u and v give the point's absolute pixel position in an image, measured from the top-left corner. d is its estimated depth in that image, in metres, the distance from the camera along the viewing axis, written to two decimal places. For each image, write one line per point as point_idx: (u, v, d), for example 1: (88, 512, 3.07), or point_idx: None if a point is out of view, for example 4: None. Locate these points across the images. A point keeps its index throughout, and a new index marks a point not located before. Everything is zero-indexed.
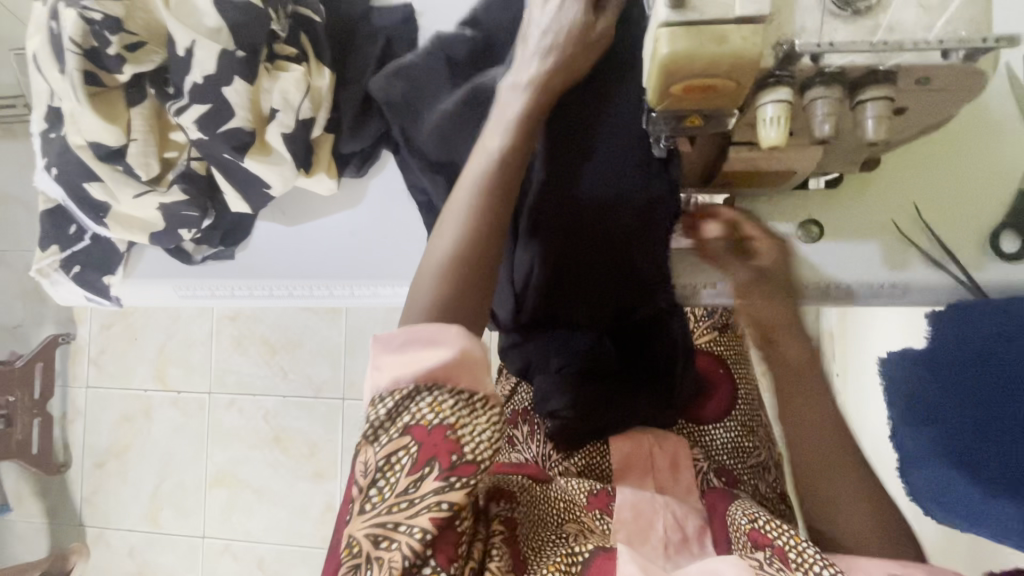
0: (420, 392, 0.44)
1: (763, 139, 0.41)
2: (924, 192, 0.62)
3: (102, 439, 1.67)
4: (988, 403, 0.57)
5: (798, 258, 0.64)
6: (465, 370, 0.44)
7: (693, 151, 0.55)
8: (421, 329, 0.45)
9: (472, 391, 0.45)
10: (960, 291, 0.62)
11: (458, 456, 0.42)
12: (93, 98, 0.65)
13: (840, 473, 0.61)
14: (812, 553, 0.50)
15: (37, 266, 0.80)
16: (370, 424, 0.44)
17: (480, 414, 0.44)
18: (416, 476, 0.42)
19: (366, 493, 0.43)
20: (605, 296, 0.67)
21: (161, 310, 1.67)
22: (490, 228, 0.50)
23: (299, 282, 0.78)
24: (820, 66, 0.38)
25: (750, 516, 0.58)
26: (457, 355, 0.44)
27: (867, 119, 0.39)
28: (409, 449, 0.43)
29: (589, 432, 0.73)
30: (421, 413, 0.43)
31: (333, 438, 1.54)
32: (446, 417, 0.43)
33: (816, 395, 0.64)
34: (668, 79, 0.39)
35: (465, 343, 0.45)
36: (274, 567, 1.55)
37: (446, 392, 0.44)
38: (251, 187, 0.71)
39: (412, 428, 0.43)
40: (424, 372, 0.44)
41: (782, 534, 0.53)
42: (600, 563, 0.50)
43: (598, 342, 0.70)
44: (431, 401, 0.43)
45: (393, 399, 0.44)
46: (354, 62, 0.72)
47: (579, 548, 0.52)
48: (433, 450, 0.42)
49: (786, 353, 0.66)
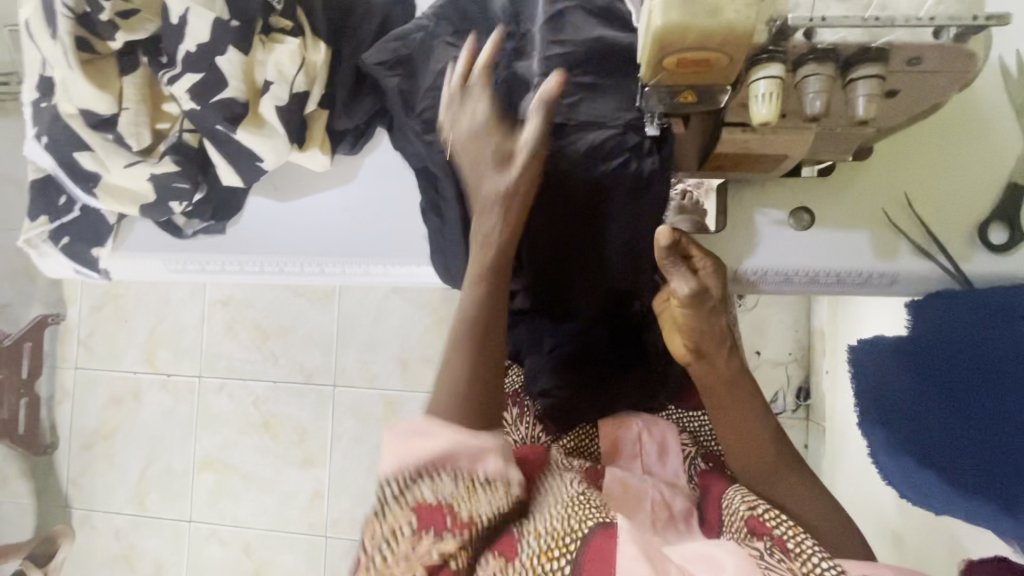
0: (420, 476, 0.51)
1: (755, 115, 0.41)
2: (915, 181, 0.62)
3: (91, 421, 1.66)
4: (955, 391, 0.61)
5: (788, 244, 0.64)
6: (462, 452, 0.51)
7: (687, 133, 0.56)
8: (421, 424, 0.53)
9: (469, 471, 0.52)
10: (947, 280, 0.63)
11: (451, 518, 0.50)
12: (84, 64, 0.65)
13: (787, 471, 0.63)
14: (812, 545, 0.50)
15: (25, 237, 0.79)
16: (378, 501, 0.51)
17: (477, 493, 0.52)
18: (416, 539, 0.49)
19: (372, 557, 0.50)
20: (598, 293, 0.68)
21: (153, 293, 1.66)
22: (490, 313, 0.56)
23: (291, 258, 0.78)
24: (812, 42, 0.39)
25: (749, 503, 0.58)
26: (456, 444, 0.51)
27: (857, 98, 0.40)
28: (410, 522, 0.50)
29: (581, 414, 0.74)
30: (423, 493, 0.50)
31: (323, 425, 1.54)
32: (445, 496, 0.51)
33: (747, 408, 0.63)
34: (661, 53, 0.39)
35: (459, 435, 0.52)
36: (261, 553, 1.55)
37: (446, 475, 0.51)
38: (242, 160, 0.70)
39: (414, 503, 0.50)
40: (425, 460, 0.51)
41: (781, 523, 0.53)
42: (600, 543, 0.48)
43: (588, 327, 0.72)
44: (431, 482, 0.51)
45: (396, 484, 0.50)
46: (349, 37, 0.72)
47: (578, 524, 0.49)
48: (431, 517, 0.50)
49: (716, 365, 0.62)
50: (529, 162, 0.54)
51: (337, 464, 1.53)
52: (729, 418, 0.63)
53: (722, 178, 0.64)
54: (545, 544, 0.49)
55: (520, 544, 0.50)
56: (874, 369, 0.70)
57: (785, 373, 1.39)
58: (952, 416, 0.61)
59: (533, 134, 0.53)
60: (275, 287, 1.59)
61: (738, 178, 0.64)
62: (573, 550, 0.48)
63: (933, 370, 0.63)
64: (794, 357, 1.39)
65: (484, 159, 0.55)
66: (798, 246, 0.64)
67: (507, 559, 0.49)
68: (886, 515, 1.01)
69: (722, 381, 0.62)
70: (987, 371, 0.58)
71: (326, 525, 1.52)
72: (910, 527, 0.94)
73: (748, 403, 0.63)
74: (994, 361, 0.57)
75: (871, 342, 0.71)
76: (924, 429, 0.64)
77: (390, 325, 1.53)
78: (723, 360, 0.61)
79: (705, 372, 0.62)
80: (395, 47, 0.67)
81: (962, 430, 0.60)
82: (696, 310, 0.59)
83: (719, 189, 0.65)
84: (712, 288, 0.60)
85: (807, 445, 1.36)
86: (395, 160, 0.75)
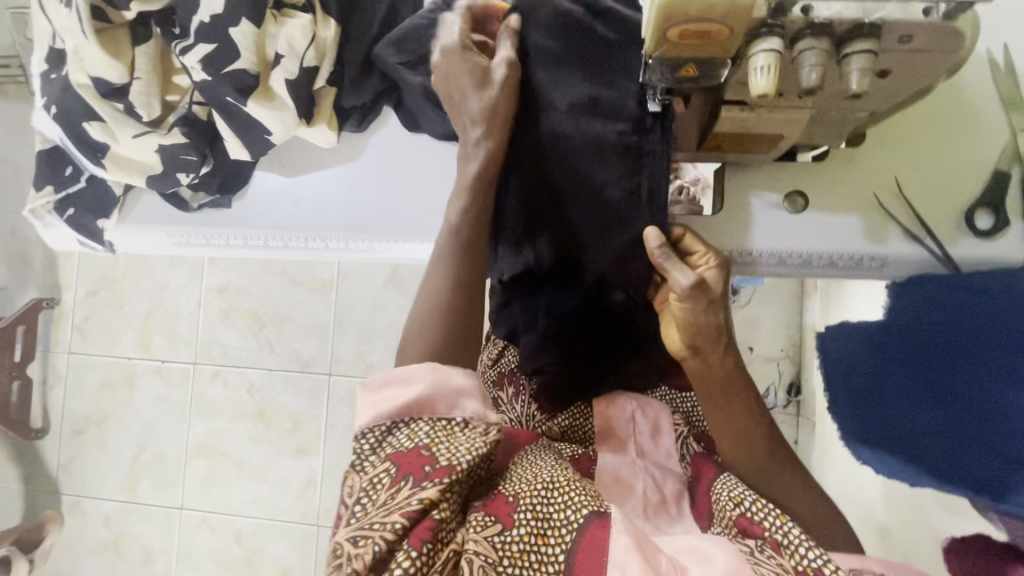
0: (399, 425, 0.54)
1: (754, 87, 0.43)
2: (906, 167, 0.64)
3: (83, 406, 1.66)
4: (912, 366, 0.61)
5: (782, 225, 0.66)
6: (439, 401, 0.55)
7: (688, 113, 0.59)
8: (396, 371, 0.56)
9: (446, 417, 0.54)
10: (935, 264, 0.65)
11: (432, 465, 0.50)
12: (99, 33, 0.66)
13: (778, 467, 0.64)
14: (797, 535, 0.52)
15: (30, 207, 0.80)
16: (357, 455, 0.53)
17: (455, 436, 0.53)
18: (394, 487, 0.50)
19: (353, 508, 0.50)
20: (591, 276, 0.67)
21: (150, 279, 1.66)
22: (474, 242, 0.61)
23: (295, 233, 0.79)
24: (809, 17, 0.41)
25: (735, 498, 0.59)
26: (430, 389, 0.54)
27: (852, 72, 0.41)
28: (389, 470, 0.51)
29: (575, 387, 0.75)
30: (400, 443, 0.53)
31: (318, 413, 1.54)
32: (424, 442, 0.52)
33: (736, 413, 0.64)
34: (666, 24, 0.41)
35: (432, 376, 0.55)
36: (252, 541, 1.54)
37: (423, 422, 0.54)
38: (252, 133, 0.71)
39: (393, 453, 0.52)
40: (400, 408, 0.54)
41: (769, 518, 0.55)
42: (592, 532, 0.50)
43: (583, 308, 0.70)
44: (410, 431, 0.53)
45: (375, 433, 0.53)
46: (358, 17, 0.73)
47: (572, 514, 0.51)
48: (410, 465, 0.51)
49: (710, 363, 0.62)
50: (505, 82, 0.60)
51: (331, 452, 1.53)
52: (723, 415, 0.64)
53: (719, 162, 0.65)
54: (540, 525, 0.51)
55: (515, 509, 0.52)
56: (850, 350, 0.69)
57: (777, 369, 1.41)
58: (915, 389, 0.61)
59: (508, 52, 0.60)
60: (272, 275, 1.60)
61: (735, 162, 0.66)
62: (568, 539, 0.50)
63: (899, 348, 0.63)
64: (786, 353, 1.41)
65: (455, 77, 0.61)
66: (792, 228, 0.66)
67: (505, 526, 0.51)
68: (873, 506, 1.03)
69: (721, 378, 0.63)
70: (978, 337, 0.56)
71: (318, 513, 1.52)
72: (896, 517, 0.96)
73: (738, 406, 0.64)
74: (982, 328, 0.56)
75: (847, 325, 0.71)
76: (891, 408, 0.64)
77: (388, 315, 1.54)
78: (718, 356, 0.62)
79: (701, 367, 0.62)
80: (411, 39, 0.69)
81: (926, 406, 0.60)
82: (696, 302, 0.60)
83: (717, 173, 0.66)
84: (712, 282, 0.62)
85: (797, 441, 1.38)
86: (401, 136, 0.77)
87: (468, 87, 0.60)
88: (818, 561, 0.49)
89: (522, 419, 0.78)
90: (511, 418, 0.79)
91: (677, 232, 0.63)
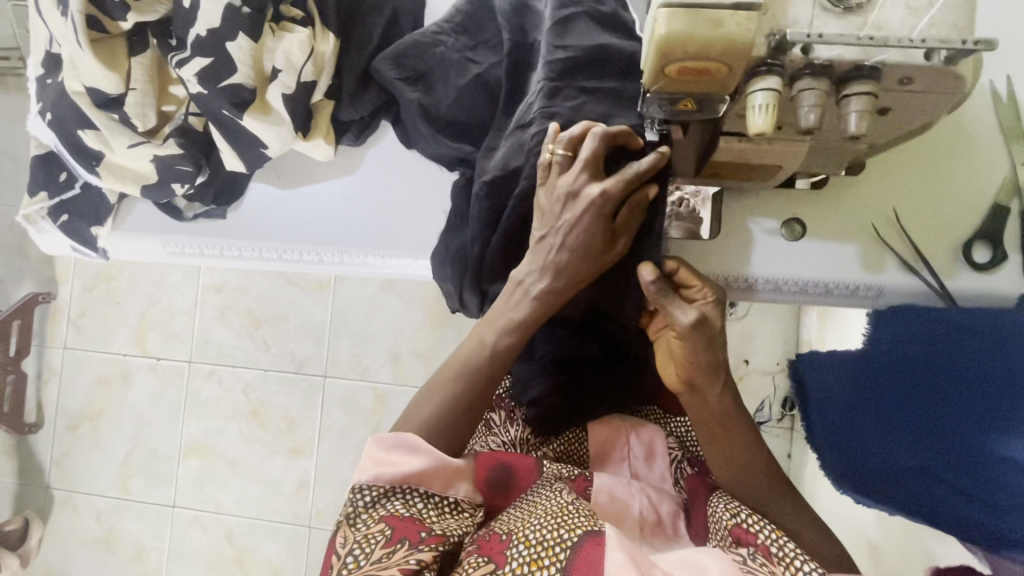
0: (395, 492, 0.56)
1: (751, 126, 0.42)
2: (904, 198, 0.64)
3: (77, 402, 1.65)
4: (888, 402, 0.61)
5: (779, 253, 0.66)
6: (435, 478, 0.57)
7: (686, 139, 0.57)
8: (406, 437, 0.57)
9: (442, 495, 0.58)
10: (932, 297, 0.64)
11: (427, 532, 0.54)
12: (95, 43, 0.66)
13: (778, 493, 0.64)
14: (793, 549, 0.54)
15: (24, 212, 0.80)
16: (350, 510, 0.55)
17: (447, 515, 0.57)
18: (389, 549, 0.52)
19: (344, 561, 0.52)
20: (588, 297, 0.70)
21: (146, 275, 1.65)
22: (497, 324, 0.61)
23: (289, 246, 0.80)
24: (809, 57, 0.40)
25: (732, 511, 0.60)
26: (433, 464, 0.57)
27: (850, 114, 0.41)
28: (384, 531, 0.53)
29: (569, 412, 0.74)
30: (395, 507, 0.55)
31: (312, 415, 1.54)
32: (418, 514, 0.55)
33: (740, 442, 0.64)
34: (664, 60, 0.41)
35: (437, 454, 0.57)
36: (243, 541, 1.54)
37: (418, 495, 0.56)
38: (247, 146, 0.71)
39: (387, 516, 0.54)
40: (401, 477, 0.56)
41: (763, 530, 0.56)
42: (588, 549, 0.51)
43: (583, 340, 0.73)
44: (404, 500, 0.55)
45: (371, 492, 0.55)
46: (358, 31, 0.73)
47: (567, 533, 0.52)
48: (406, 530, 0.53)
49: (708, 398, 0.63)
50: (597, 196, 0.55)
51: (324, 454, 1.52)
52: (717, 445, 0.64)
53: (719, 186, 0.65)
54: (534, 554, 0.51)
55: (508, 547, 0.53)
56: (833, 388, 0.68)
57: (772, 382, 1.41)
58: (889, 428, 0.61)
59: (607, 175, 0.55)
60: (270, 275, 1.59)
61: (733, 187, 0.66)
62: (563, 557, 0.51)
63: (876, 386, 0.62)
64: (781, 367, 1.40)
65: (582, 215, 0.56)
66: (789, 254, 0.66)
67: (497, 564, 0.52)
68: (864, 524, 1.03)
69: (714, 410, 0.63)
70: (968, 371, 0.55)
71: (310, 514, 1.52)
72: (887, 538, 0.96)
73: (739, 432, 0.64)
74: (968, 362, 0.55)
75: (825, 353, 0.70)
76: (870, 443, 0.63)
77: (384, 318, 1.54)
78: (715, 391, 0.63)
79: (699, 404, 0.63)
80: (414, 62, 0.70)
81: (900, 446, 0.60)
82: (697, 343, 0.61)
83: (715, 198, 0.66)
84: (712, 317, 0.61)
85: (790, 454, 1.38)
86: (399, 152, 0.77)
87: (553, 195, 0.57)
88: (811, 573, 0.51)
89: (516, 442, 0.75)
90: (503, 441, 0.76)
91: (672, 267, 0.62)
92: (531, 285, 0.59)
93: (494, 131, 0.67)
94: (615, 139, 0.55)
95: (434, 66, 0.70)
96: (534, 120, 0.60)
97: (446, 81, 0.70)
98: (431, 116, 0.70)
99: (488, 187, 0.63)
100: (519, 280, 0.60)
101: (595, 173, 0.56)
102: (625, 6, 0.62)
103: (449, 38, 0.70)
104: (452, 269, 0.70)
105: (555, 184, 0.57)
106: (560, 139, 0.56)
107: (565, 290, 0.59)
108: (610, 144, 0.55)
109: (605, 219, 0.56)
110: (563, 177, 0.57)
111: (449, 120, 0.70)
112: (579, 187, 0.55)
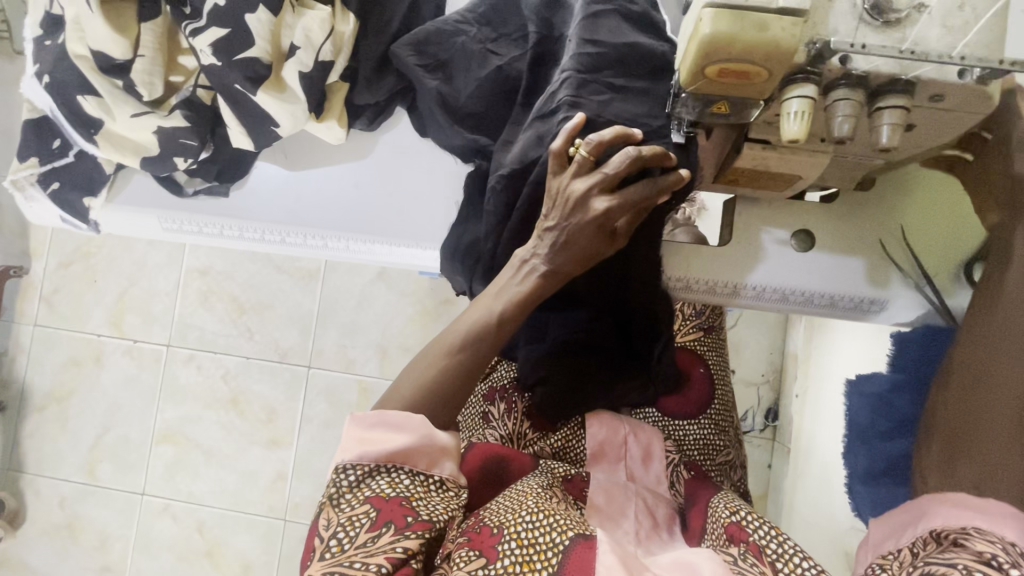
0: (379, 471, 0.54)
1: (785, 132, 0.42)
2: (911, 218, 0.65)
3: (45, 382, 1.58)
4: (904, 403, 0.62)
5: (791, 261, 0.66)
6: (421, 455, 0.55)
7: (710, 145, 0.56)
8: (390, 414, 0.55)
9: (427, 472, 0.56)
10: (932, 314, 0.65)
11: (414, 516, 0.52)
12: (104, 6, 0.64)
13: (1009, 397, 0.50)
14: (790, 546, 0.52)
15: (10, 178, 0.76)
16: (334, 490, 0.53)
17: (433, 494, 0.56)
18: (374, 533, 0.50)
19: (327, 542, 0.50)
20: (613, 295, 0.70)
21: (127, 254, 1.59)
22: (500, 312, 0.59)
23: (294, 231, 0.80)
24: (847, 67, 0.41)
25: (732, 509, 0.60)
26: (418, 441, 0.54)
27: (883, 126, 0.42)
28: (369, 513, 0.51)
29: (570, 405, 0.73)
30: (380, 488, 0.53)
31: (294, 406, 1.50)
32: (404, 493, 0.53)
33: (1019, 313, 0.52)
34: (704, 60, 0.41)
35: (425, 430, 0.55)
36: (214, 533, 1.50)
37: (404, 473, 0.54)
38: (257, 124, 0.70)
39: (373, 497, 0.52)
40: (384, 455, 0.54)
41: (759, 529, 0.55)
42: (578, 553, 0.50)
43: (595, 322, 0.71)
44: (389, 479, 0.54)
45: (356, 473, 0.53)
46: (377, 16, 0.73)
47: (556, 536, 0.52)
48: (392, 513, 0.51)
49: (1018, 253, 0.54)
50: (598, 217, 0.55)
51: (303, 446, 1.49)
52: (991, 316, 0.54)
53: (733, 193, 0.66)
54: (527, 555, 0.50)
55: (500, 542, 0.51)
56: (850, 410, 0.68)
57: (756, 394, 1.40)
58: (894, 417, 0.63)
59: (617, 196, 0.55)
60: (258, 261, 1.55)
61: (747, 197, 0.67)
62: (554, 562, 0.50)
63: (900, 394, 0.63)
64: (767, 378, 1.39)
65: (585, 223, 0.56)
66: (799, 264, 0.66)
67: (488, 559, 0.50)
68: None
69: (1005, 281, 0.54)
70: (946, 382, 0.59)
71: (286, 507, 1.48)
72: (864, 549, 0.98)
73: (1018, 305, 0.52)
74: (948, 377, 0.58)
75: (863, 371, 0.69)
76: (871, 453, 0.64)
77: (373, 311, 1.52)
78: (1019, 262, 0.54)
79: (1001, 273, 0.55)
80: (435, 52, 0.70)
81: (903, 425, 0.62)
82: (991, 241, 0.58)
83: (731, 204, 0.68)
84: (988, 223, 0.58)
85: (770, 464, 1.36)
86: (413, 141, 0.77)
87: (561, 205, 0.56)
88: (810, 570, 0.49)
89: (513, 436, 0.76)
90: (500, 434, 0.76)
91: (669, 261, 0.67)
92: (539, 263, 0.59)
93: (512, 124, 0.66)
94: (644, 162, 0.54)
95: (454, 57, 0.70)
96: (559, 108, 0.59)
97: (467, 72, 0.69)
98: (449, 106, 0.70)
99: (504, 180, 0.62)
100: (522, 259, 0.60)
101: (608, 187, 0.55)
102: (655, 7, 0.62)
103: (472, 30, 0.69)
104: (462, 262, 0.70)
105: (567, 185, 0.55)
106: (588, 139, 0.54)
107: (569, 271, 0.59)
108: (638, 162, 0.54)
109: (603, 233, 0.57)
110: (574, 184, 0.55)
111: (467, 112, 0.69)
112: (588, 197, 0.55)
